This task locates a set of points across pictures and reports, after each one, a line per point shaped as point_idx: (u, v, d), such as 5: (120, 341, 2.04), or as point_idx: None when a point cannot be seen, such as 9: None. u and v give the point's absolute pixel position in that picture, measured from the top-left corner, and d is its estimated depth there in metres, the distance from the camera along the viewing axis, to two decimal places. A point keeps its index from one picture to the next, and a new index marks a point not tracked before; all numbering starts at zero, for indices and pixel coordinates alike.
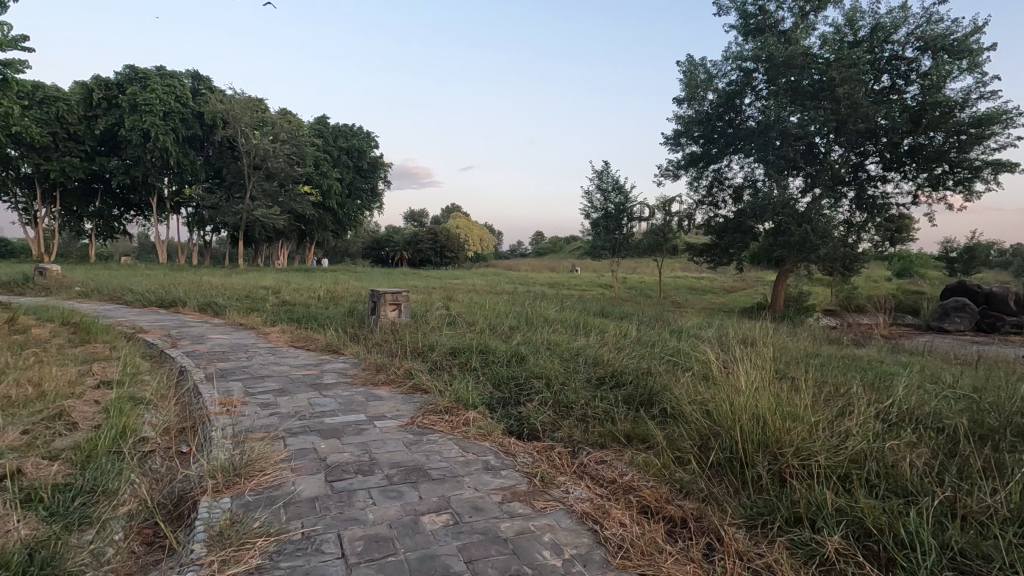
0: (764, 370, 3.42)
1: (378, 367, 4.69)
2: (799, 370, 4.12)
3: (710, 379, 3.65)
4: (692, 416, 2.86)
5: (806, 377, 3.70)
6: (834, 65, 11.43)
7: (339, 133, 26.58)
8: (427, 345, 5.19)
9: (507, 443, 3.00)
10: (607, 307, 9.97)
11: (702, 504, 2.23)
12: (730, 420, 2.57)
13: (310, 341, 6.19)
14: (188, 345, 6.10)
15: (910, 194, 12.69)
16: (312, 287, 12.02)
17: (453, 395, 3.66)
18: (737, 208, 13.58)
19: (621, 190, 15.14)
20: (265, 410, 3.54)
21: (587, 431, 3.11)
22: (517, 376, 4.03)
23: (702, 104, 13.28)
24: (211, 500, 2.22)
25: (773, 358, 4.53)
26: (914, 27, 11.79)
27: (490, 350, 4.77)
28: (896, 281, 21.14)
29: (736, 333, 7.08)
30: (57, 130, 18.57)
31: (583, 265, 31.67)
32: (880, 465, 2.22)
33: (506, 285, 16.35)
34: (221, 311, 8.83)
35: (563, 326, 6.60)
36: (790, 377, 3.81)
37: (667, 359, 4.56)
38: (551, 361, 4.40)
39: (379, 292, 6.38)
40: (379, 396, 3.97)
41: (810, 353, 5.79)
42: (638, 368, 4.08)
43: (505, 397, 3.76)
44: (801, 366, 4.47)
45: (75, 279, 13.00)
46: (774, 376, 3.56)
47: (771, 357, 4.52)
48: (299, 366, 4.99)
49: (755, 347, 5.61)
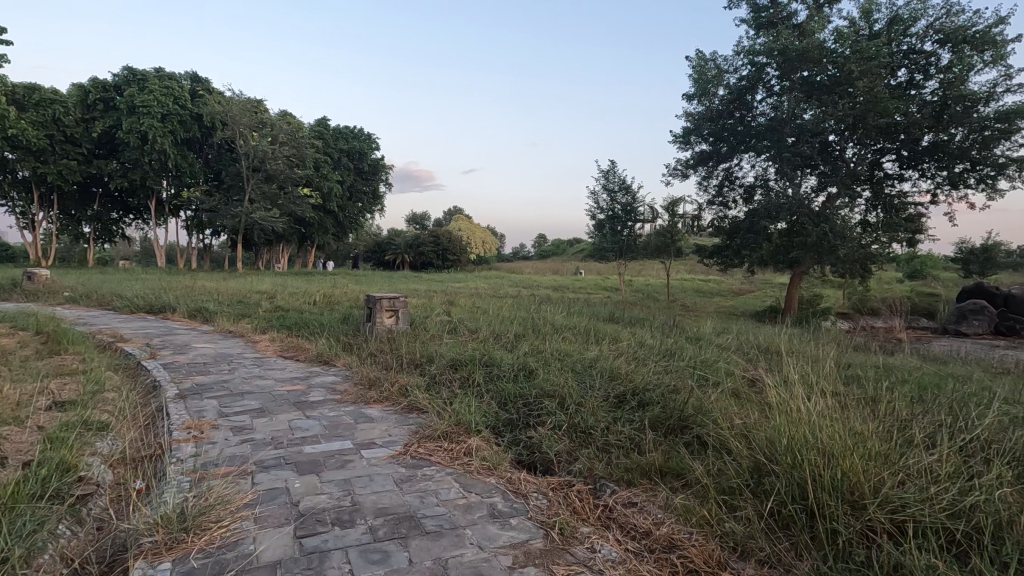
0: (815, 392, 2.93)
1: (371, 382, 4.22)
2: (844, 386, 3.64)
3: (749, 402, 3.20)
4: (740, 447, 2.43)
5: (860, 397, 3.21)
6: (854, 58, 10.91)
7: (340, 135, 26.22)
8: (426, 356, 4.74)
9: (516, 479, 2.54)
10: (617, 312, 9.50)
11: (769, 574, 1.79)
12: (791, 457, 2.12)
13: (300, 351, 5.74)
14: (170, 355, 5.66)
15: (928, 193, 12.23)
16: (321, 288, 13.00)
17: (453, 418, 3.19)
18: (749, 208, 13.11)
19: (628, 190, 14.69)
20: (237, 436, 3.07)
21: (611, 463, 2.66)
22: (525, 394, 3.57)
23: (712, 100, 12.81)
24: (146, 566, 1.76)
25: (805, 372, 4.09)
26: (933, 20, 11.31)
27: (495, 361, 4.31)
28: (908, 282, 20.65)
29: (757, 339, 6.64)
30: (53, 133, 18.19)
31: (587, 266, 31.27)
32: (992, 521, 1.76)
33: (510, 288, 16.01)
34: (211, 318, 8.39)
35: (573, 332, 6.17)
36: (840, 393, 3.37)
37: (691, 371, 4.10)
38: (562, 375, 3.93)
39: (374, 297, 5.93)
40: (371, 417, 3.51)
41: (841, 362, 5.35)
42: (662, 385, 3.60)
43: (512, 419, 3.29)
44: (838, 381, 4.03)
45: (66, 283, 12.62)
46: (824, 394, 3.07)
47: (807, 372, 4.07)
48: (285, 380, 4.53)
49: (780, 358, 5.17)
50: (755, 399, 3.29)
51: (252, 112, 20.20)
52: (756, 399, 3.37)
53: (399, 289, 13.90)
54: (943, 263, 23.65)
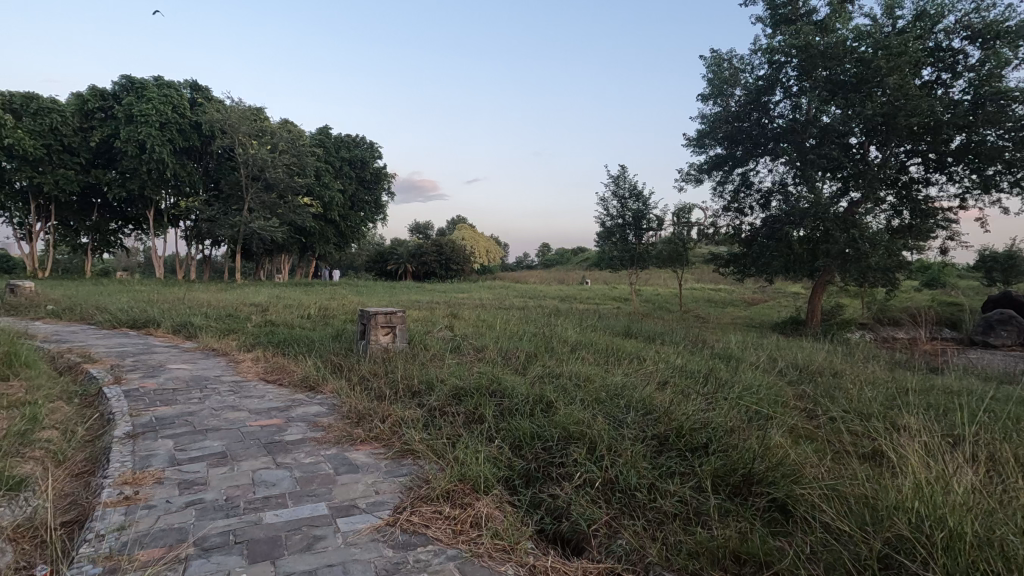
0: (927, 457, 2.29)
1: (359, 416, 3.57)
2: (937, 438, 2.96)
3: (828, 463, 2.56)
4: (853, 532, 1.79)
5: (972, 456, 2.55)
6: (882, 54, 10.25)
7: (342, 144, 25.73)
8: (424, 382, 4.09)
9: (542, 568, 1.90)
10: (634, 326, 8.80)
11: None
12: (951, 561, 1.49)
13: (284, 374, 5.11)
14: (138, 379, 5.01)
15: (956, 198, 11.56)
16: (308, 287, 17.56)
17: (456, 472, 2.54)
18: (769, 215, 12.41)
19: (639, 197, 14.06)
20: (183, 497, 2.42)
21: (668, 544, 2.00)
22: (543, 433, 2.92)
23: (729, 101, 12.17)
24: None
25: (865, 421, 3.48)
26: (962, 15, 10.74)
27: (505, 391, 3.63)
28: (927, 291, 19.92)
29: (794, 359, 5.94)
30: (50, 142, 17.65)
31: (594, 276, 30.61)
32: None
33: (516, 299, 15.46)
34: (195, 334, 7.76)
35: (591, 351, 5.51)
36: (934, 451, 2.73)
37: (742, 406, 3.46)
38: (587, 410, 3.27)
39: (367, 312, 5.29)
40: (355, 465, 2.86)
41: (896, 391, 4.66)
42: (712, 423, 2.96)
43: (530, 472, 2.65)
44: (919, 427, 3.34)
45: (53, 296, 12.05)
46: (928, 455, 2.43)
47: (873, 421, 3.44)
48: (260, 412, 3.86)
49: (828, 387, 4.52)
50: (839, 464, 2.62)
51: (252, 120, 19.72)
52: (836, 459, 2.71)
53: (399, 300, 13.28)
54: (961, 271, 22.81)
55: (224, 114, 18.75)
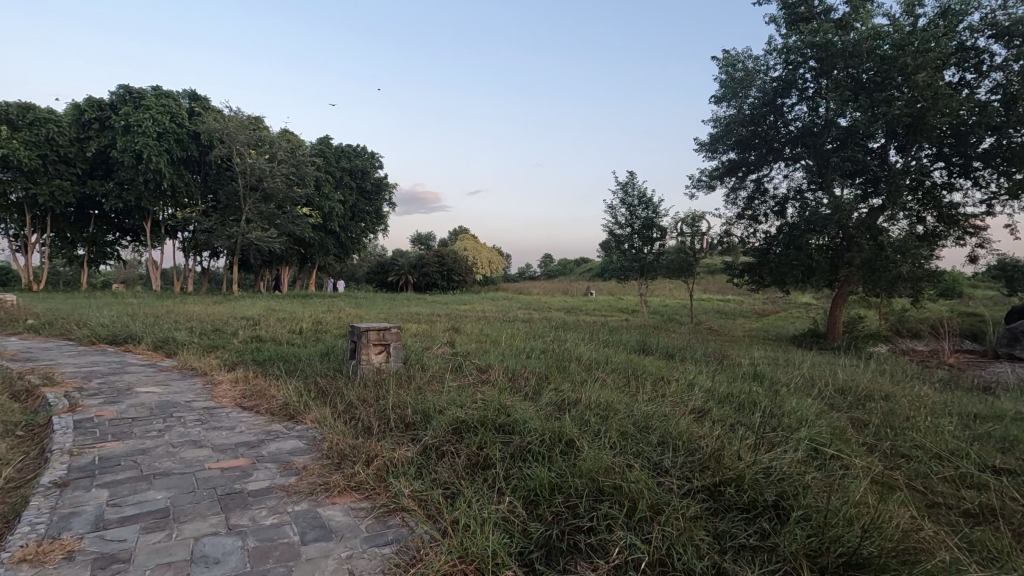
0: None
1: (340, 457, 2.97)
2: None
3: (947, 540, 1.95)
4: None
5: None
6: (908, 51, 9.64)
7: (343, 154, 25.29)
8: (420, 412, 3.49)
9: None
10: (649, 340, 8.20)
11: None
12: None
13: (263, 400, 4.50)
14: (97, 405, 4.41)
15: (982, 204, 10.97)
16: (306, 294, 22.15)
17: (457, 546, 1.95)
18: (787, 223, 11.80)
19: (648, 203, 13.49)
20: None
21: None
22: (567, 485, 2.31)
23: (743, 103, 11.60)
24: None
25: (949, 464, 2.88)
26: (988, 13, 10.22)
27: (515, 425, 3.02)
28: (944, 302, 19.29)
29: (834, 379, 5.32)
30: (46, 153, 17.17)
31: (599, 287, 30.08)
32: None
33: (521, 311, 14.92)
34: (175, 351, 7.15)
35: (609, 373, 4.89)
36: None
37: (801, 441, 2.86)
38: (618, 452, 2.66)
39: (358, 329, 4.69)
40: (327, 527, 2.25)
41: (962, 418, 4.05)
42: (778, 471, 2.35)
43: (551, 540, 2.05)
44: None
45: (37, 310, 11.44)
46: None
47: (961, 463, 2.82)
48: (223, 449, 3.25)
49: (885, 414, 3.91)
50: (958, 540, 2.00)
51: (252, 129, 19.19)
52: (949, 531, 2.09)
53: (399, 313, 12.68)
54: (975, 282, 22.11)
55: (223, 123, 18.27)
